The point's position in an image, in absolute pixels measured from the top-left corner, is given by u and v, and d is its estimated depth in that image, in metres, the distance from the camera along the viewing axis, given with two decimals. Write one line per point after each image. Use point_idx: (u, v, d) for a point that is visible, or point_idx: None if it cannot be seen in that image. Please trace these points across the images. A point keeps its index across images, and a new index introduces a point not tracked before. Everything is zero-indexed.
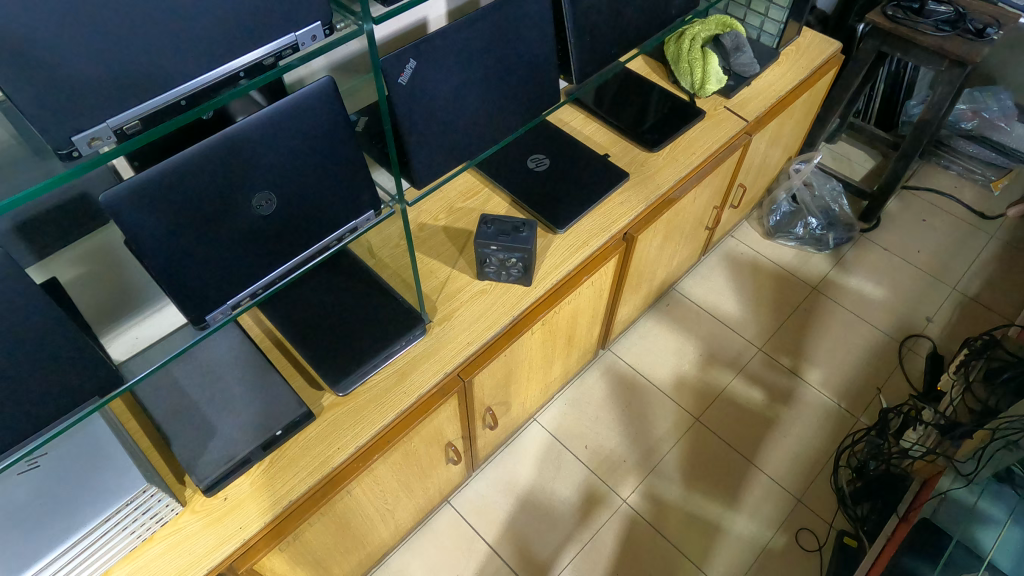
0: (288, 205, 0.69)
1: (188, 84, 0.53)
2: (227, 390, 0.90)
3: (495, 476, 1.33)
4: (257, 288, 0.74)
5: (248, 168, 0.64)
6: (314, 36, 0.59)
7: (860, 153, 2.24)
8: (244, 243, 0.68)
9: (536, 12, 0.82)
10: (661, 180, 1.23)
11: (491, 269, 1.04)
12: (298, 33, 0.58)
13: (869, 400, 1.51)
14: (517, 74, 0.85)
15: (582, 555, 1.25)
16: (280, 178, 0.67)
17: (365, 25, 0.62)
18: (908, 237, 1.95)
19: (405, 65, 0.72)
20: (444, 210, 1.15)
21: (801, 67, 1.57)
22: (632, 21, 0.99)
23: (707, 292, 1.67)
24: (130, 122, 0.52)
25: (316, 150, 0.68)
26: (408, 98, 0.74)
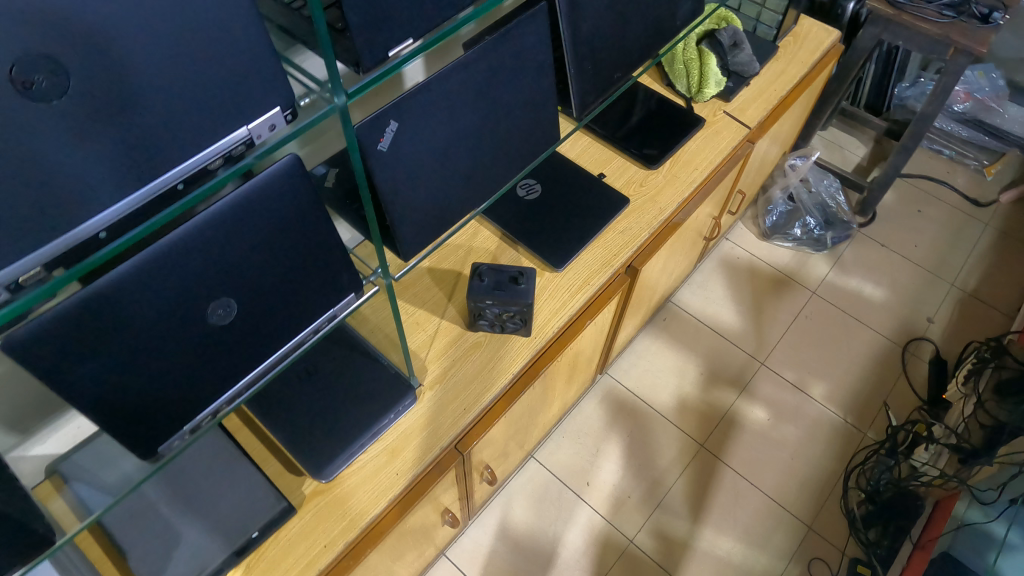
0: (250, 306, 0.57)
1: (108, 212, 0.40)
2: (194, 487, 0.78)
3: (493, 522, 1.25)
4: (224, 402, 0.61)
5: (195, 275, 0.51)
6: (274, 125, 0.47)
7: (851, 141, 2.16)
8: (200, 358, 0.55)
9: (532, 44, 0.70)
10: (664, 203, 1.12)
11: (484, 323, 0.93)
12: (253, 125, 0.45)
13: (875, 413, 1.47)
14: (512, 117, 0.73)
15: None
16: (239, 279, 0.54)
17: (337, 98, 0.50)
18: (904, 230, 1.88)
19: (386, 127, 0.59)
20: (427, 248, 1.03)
21: (801, 62, 1.46)
22: (636, 40, 0.87)
23: (704, 303, 1.59)
24: (29, 271, 0.39)
25: (279, 241, 0.55)
26: (391, 162, 0.62)
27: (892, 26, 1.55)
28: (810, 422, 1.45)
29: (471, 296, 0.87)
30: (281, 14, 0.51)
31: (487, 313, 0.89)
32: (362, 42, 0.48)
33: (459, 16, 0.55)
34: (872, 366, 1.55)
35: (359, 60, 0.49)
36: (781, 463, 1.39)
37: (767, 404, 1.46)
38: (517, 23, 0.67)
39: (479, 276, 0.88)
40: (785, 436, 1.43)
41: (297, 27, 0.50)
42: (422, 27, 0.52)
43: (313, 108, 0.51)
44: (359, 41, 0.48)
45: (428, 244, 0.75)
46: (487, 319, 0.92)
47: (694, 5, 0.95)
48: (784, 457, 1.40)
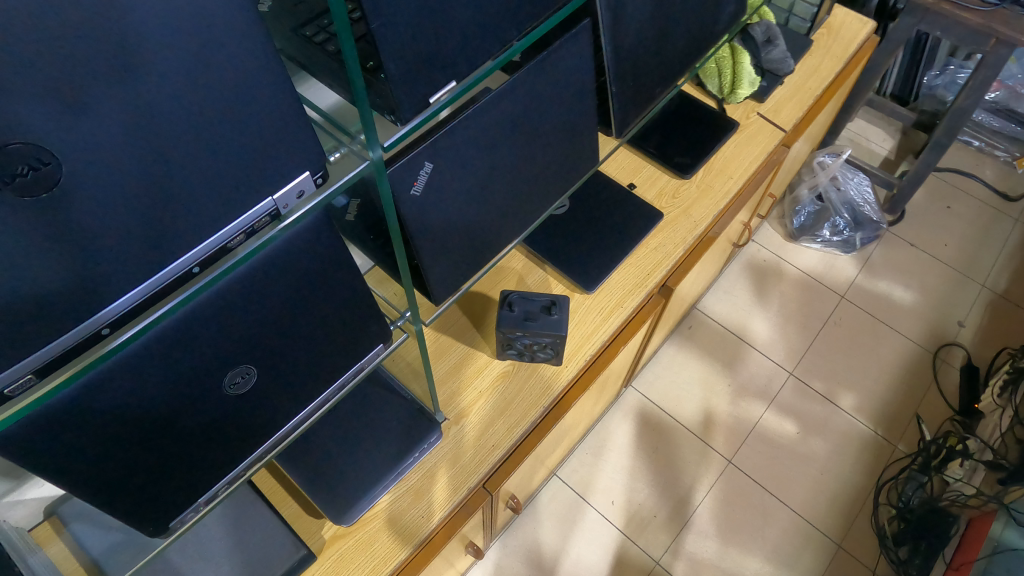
0: (272, 374, 0.51)
1: (109, 309, 0.35)
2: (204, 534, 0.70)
3: (518, 543, 1.21)
4: (240, 471, 0.55)
5: (215, 353, 0.44)
6: (302, 192, 0.41)
7: (877, 133, 2.07)
8: (211, 434, 0.49)
9: (573, 64, 0.63)
10: (698, 216, 1.06)
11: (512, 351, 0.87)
12: (279, 194, 0.39)
13: (905, 424, 1.44)
14: (550, 144, 0.67)
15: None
16: (266, 347, 0.48)
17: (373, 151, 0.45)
18: (933, 227, 1.81)
19: (420, 169, 0.53)
20: None
21: (836, 57, 1.38)
22: (677, 50, 0.80)
23: (729, 309, 1.54)
24: (17, 380, 0.33)
25: (309, 301, 0.48)
26: (425, 205, 0.56)
27: (930, 16, 1.46)
28: (840, 434, 1.42)
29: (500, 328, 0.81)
30: (299, 48, 0.44)
31: (517, 345, 0.84)
32: (398, 87, 0.41)
33: (508, 48, 0.48)
34: (902, 375, 1.51)
35: (397, 108, 0.43)
36: (809, 479, 1.36)
37: (796, 417, 1.42)
38: (558, 44, 0.60)
39: (507, 304, 0.82)
40: (813, 450, 1.39)
41: (319, 66, 0.44)
42: (467, 65, 0.45)
43: (347, 162, 0.46)
44: (395, 87, 0.41)
45: (459, 285, 0.69)
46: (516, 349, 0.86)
47: (736, 8, 0.88)
48: (812, 473, 1.36)
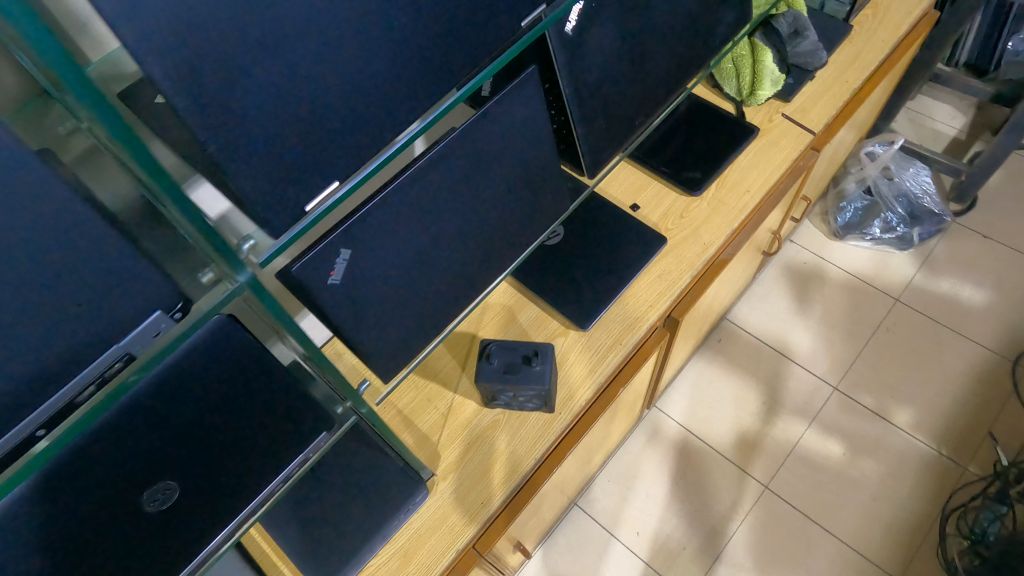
0: (194, 483, 0.49)
1: None
2: None
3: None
4: None
5: (113, 464, 0.47)
6: (157, 331, 0.40)
7: (944, 111, 1.87)
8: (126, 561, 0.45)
9: (519, 118, 0.59)
10: (709, 237, 0.97)
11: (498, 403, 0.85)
12: (129, 339, 0.39)
13: (975, 444, 1.29)
14: (502, 201, 0.62)
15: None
16: (179, 455, 0.49)
17: (239, 276, 0.41)
18: (1013, 216, 1.61)
19: (336, 258, 0.50)
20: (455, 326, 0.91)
21: (882, 39, 1.23)
22: (660, 75, 0.72)
23: (766, 319, 1.43)
24: None
25: (216, 408, 0.51)
26: (352, 291, 0.53)
27: None
28: (895, 455, 1.28)
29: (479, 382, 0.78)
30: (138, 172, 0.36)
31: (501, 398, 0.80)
32: (261, 198, 0.40)
33: (398, 142, 0.48)
34: (970, 388, 1.35)
35: (262, 216, 0.40)
36: (859, 506, 1.24)
37: (843, 436, 1.30)
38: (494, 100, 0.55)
39: (486, 357, 0.78)
40: (863, 473, 1.27)
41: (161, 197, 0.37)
42: (353, 157, 0.43)
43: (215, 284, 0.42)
44: (256, 198, 0.40)
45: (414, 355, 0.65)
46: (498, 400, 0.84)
47: (736, 16, 0.79)
48: (862, 499, 1.24)
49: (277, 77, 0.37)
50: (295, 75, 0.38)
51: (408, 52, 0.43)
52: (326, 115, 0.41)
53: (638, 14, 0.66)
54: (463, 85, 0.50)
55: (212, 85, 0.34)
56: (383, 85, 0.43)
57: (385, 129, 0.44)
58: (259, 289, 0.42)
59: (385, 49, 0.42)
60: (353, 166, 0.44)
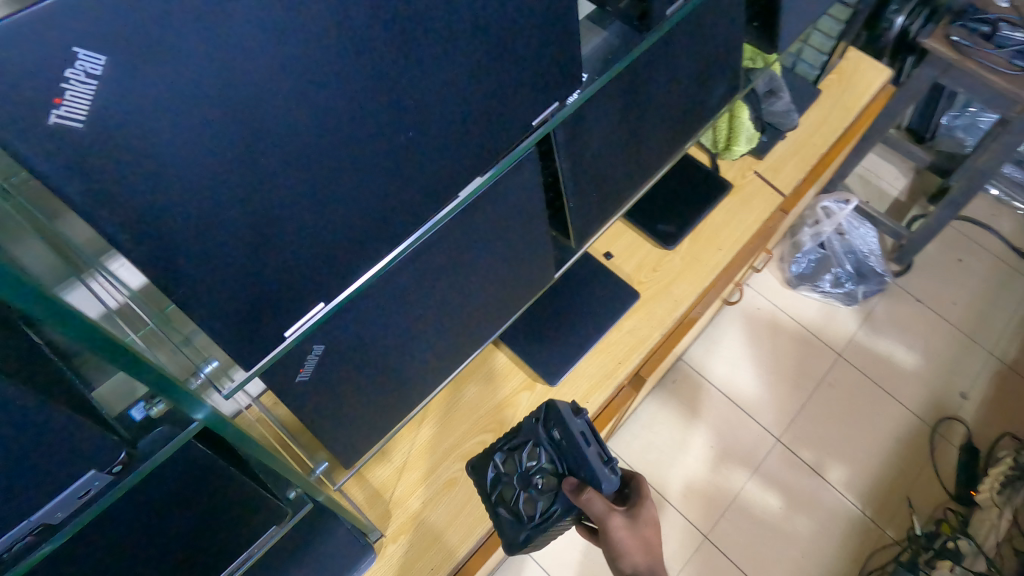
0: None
1: None
2: None
3: None
4: None
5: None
6: (87, 490, 0.34)
7: (888, 171, 1.99)
8: None
9: (514, 201, 0.52)
10: (680, 293, 0.96)
11: (524, 453, 0.67)
12: (41, 514, 0.32)
13: (896, 508, 1.35)
14: (495, 277, 0.59)
15: (631, 532, 0.65)
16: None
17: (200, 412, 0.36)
18: (943, 284, 1.72)
19: (306, 356, 0.45)
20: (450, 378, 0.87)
21: (843, 108, 1.29)
22: (656, 145, 0.71)
23: (717, 364, 1.45)
24: None
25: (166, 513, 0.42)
26: (316, 385, 0.47)
27: (953, 70, 1.39)
28: (825, 512, 1.33)
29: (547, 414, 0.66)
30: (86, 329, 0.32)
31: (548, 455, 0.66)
32: (250, 287, 0.36)
33: (399, 251, 0.45)
34: (897, 449, 1.42)
35: (224, 316, 0.37)
36: (791, 561, 1.27)
37: (781, 489, 1.34)
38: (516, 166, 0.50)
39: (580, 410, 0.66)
40: (797, 528, 1.30)
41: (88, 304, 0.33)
42: (363, 230, 0.41)
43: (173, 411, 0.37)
44: (238, 287, 0.35)
45: (373, 440, 0.60)
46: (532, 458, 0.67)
47: (727, 90, 0.78)
48: (794, 553, 1.28)
49: (285, 151, 0.33)
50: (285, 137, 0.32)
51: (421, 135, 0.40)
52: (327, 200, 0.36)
53: (649, 92, 0.63)
54: (476, 179, 0.47)
55: (189, 195, 0.30)
56: (394, 166, 0.40)
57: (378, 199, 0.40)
58: (219, 423, 0.38)
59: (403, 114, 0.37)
60: (348, 257, 0.41)
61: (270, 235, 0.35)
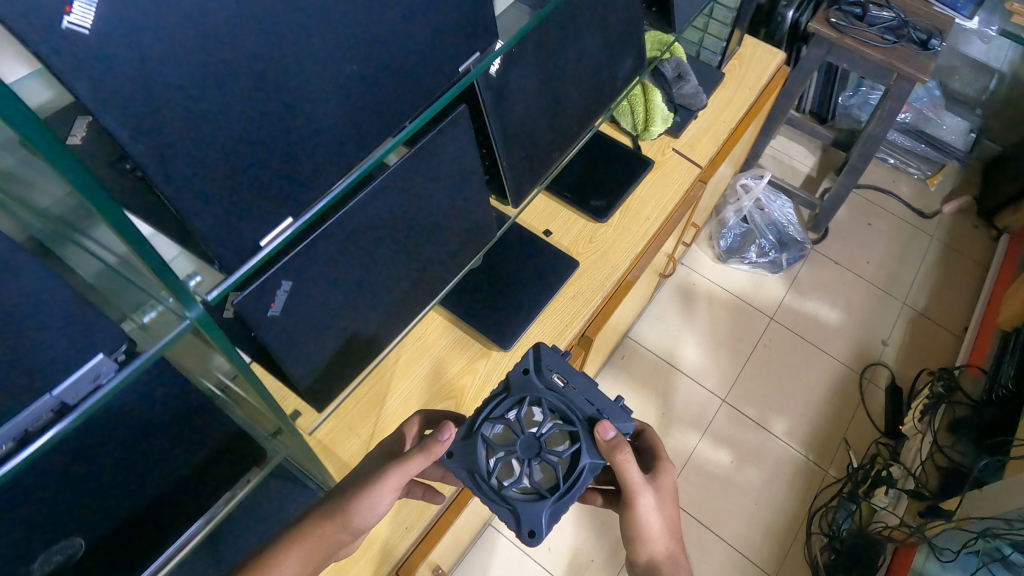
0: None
1: None
2: None
3: None
4: None
5: (46, 471, 0.49)
6: (97, 375, 0.42)
7: (798, 151, 2.16)
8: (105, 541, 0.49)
9: (453, 150, 0.60)
10: (616, 261, 1.04)
11: (524, 413, 0.69)
12: (61, 389, 0.40)
13: (835, 450, 1.46)
14: (440, 230, 0.65)
15: (657, 514, 0.83)
16: (91, 498, 0.50)
17: (191, 309, 0.40)
18: (856, 247, 1.87)
19: (277, 289, 0.50)
20: (404, 354, 0.92)
21: (747, 89, 1.41)
22: (576, 111, 0.78)
23: (661, 336, 1.54)
24: None
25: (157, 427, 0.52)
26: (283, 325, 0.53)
27: (835, 48, 1.55)
28: (773, 461, 1.42)
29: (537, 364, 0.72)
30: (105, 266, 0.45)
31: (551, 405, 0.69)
32: (224, 218, 0.41)
33: (341, 183, 0.49)
34: (831, 398, 1.53)
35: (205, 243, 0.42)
36: (745, 510, 1.36)
37: (731, 444, 1.42)
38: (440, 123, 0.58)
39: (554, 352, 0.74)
40: (748, 478, 1.39)
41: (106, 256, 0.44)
42: (314, 174, 0.46)
43: (167, 319, 0.44)
44: (216, 218, 0.41)
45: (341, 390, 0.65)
46: (534, 416, 0.69)
47: (633, 64, 0.86)
48: (748, 502, 1.37)
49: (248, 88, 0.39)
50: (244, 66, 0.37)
51: (361, 86, 0.46)
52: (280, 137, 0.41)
53: (562, 60, 0.71)
54: (411, 121, 0.52)
55: (173, 117, 0.36)
56: (338, 112, 0.45)
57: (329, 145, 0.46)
58: (207, 325, 0.41)
59: (341, 63, 0.43)
60: (298, 197, 0.46)
61: (237, 173, 0.40)
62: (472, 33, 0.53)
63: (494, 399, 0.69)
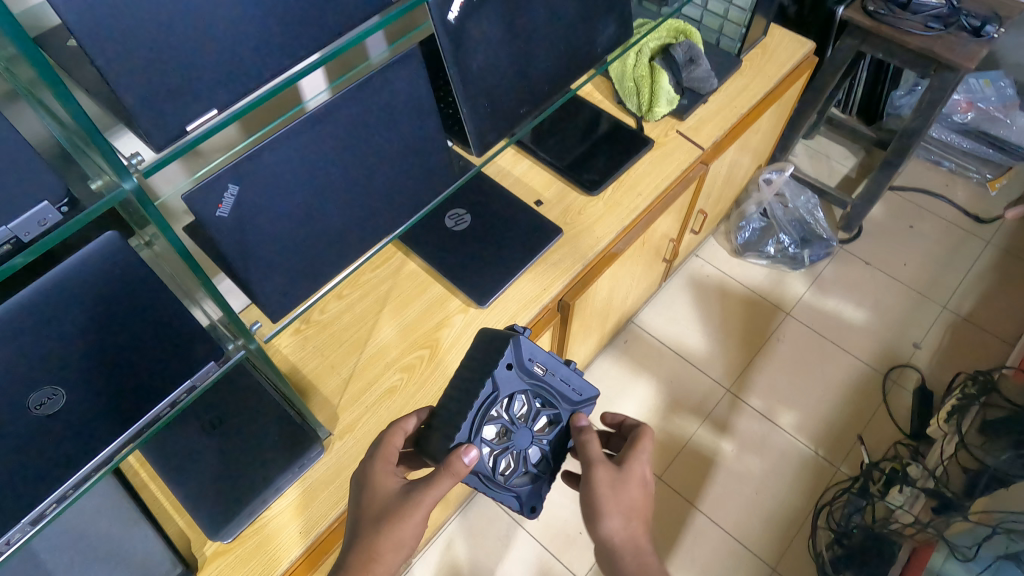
0: (83, 399, 0.55)
1: None
2: (91, 552, 0.72)
3: (451, 554, 1.33)
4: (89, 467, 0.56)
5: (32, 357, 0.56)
6: (43, 219, 0.46)
7: (838, 151, 2.10)
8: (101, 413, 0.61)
9: (402, 88, 0.68)
10: (601, 232, 1.07)
11: (516, 408, 0.72)
12: (16, 224, 0.45)
13: (848, 448, 1.41)
14: (390, 166, 0.72)
15: (612, 491, 0.69)
16: None
17: (126, 183, 0.49)
18: (894, 248, 1.80)
19: (224, 193, 0.60)
20: (386, 302, 1.00)
21: (767, 75, 1.38)
22: (544, 70, 0.82)
23: (669, 324, 1.57)
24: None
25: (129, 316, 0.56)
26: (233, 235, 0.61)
27: (871, 37, 1.51)
28: (777, 453, 1.40)
29: (518, 356, 0.71)
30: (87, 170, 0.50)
31: (544, 397, 0.73)
32: (161, 115, 0.48)
33: (266, 87, 0.54)
34: (848, 395, 1.49)
35: (147, 131, 0.49)
36: (743, 498, 1.34)
37: (732, 433, 1.42)
38: (382, 69, 0.65)
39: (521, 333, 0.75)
40: (748, 468, 1.38)
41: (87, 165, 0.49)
42: (248, 84, 0.53)
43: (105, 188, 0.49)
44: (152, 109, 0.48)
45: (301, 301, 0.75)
46: (522, 410, 0.72)
47: (616, 30, 0.89)
48: (747, 491, 1.35)
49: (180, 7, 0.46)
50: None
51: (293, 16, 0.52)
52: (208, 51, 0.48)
53: (526, 19, 0.75)
54: (343, 38, 0.57)
55: (109, 23, 0.43)
56: (270, 37, 0.52)
57: (263, 66, 0.53)
58: (142, 197, 0.50)
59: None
60: (231, 100, 0.52)
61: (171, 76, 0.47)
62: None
63: (485, 403, 0.70)
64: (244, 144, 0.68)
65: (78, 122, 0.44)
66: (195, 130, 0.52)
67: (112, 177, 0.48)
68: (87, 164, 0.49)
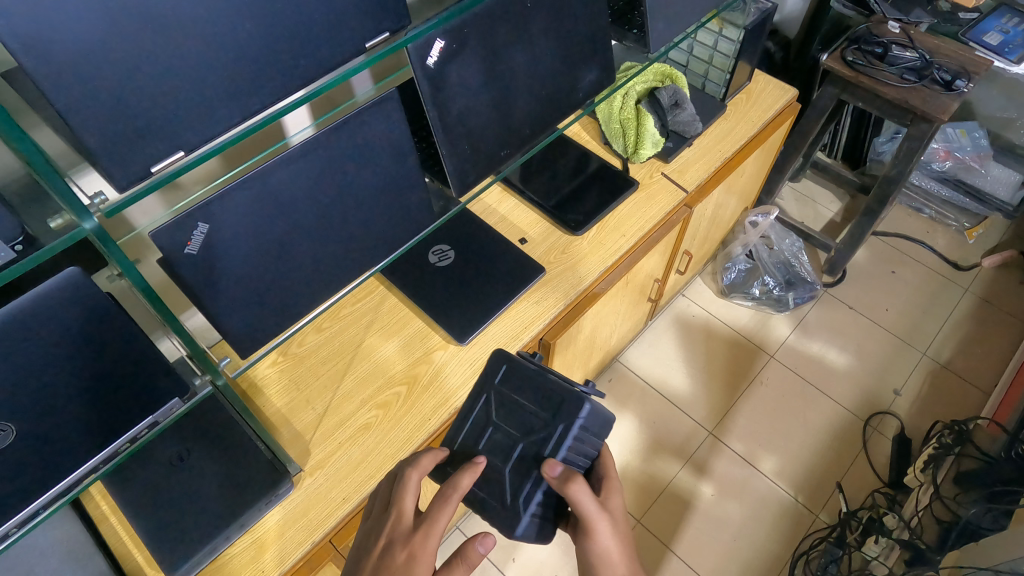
0: (29, 437, 0.52)
1: None
2: None
3: None
4: (37, 505, 0.53)
5: None
6: None
7: (823, 194, 2.13)
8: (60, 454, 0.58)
9: (381, 129, 0.67)
10: (584, 272, 1.07)
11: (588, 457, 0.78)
12: None
13: (828, 494, 1.40)
14: (368, 203, 0.72)
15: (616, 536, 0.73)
16: None
17: (87, 222, 0.48)
18: (875, 293, 1.81)
19: (194, 230, 0.59)
20: (364, 335, 0.99)
21: (752, 120, 1.40)
22: (525, 112, 0.82)
23: (653, 363, 1.56)
24: None
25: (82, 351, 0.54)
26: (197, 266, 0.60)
27: (850, 87, 1.54)
28: (757, 498, 1.38)
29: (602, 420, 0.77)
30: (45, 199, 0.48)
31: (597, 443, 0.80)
32: (122, 150, 0.47)
33: (233, 129, 0.53)
34: (828, 440, 1.48)
35: (108, 171, 0.48)
36: (722, 545, 1.32)
37: (713, 477, 1.40)
38: (360, 112, 0.65)
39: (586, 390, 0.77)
40: (727, 514, 1.36)
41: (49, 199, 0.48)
42: (217, 126, 0.52)
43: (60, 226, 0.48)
44: (113, 147, 0.47)
45: (275, 336, 0.74)
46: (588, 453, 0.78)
47: (598, 76, 0.90)
48: (725, 538, 1.33)
49: (145, 49, 0.45)
50: (134, 26, 0.44)
51: (264, 60, 0.52)
52: (172, 90, 0.48)
53: (507, 63, 0.75)
54: (318, 80, 0.57)
55: (66, 61, 0.42)
56: (239, 81, 0.51)
57: (231, 107, 0.52)
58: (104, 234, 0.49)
59: (243, 36, 0.49)
60: (198, 141, 0.51)
61: (136, 115, 0.47)
62: (381, 14, 0.57)
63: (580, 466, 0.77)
64: (221, 179, 0.67)
65: (32, 162, 0.43)
66: (160, 170, 0.51)
67: (72, 215, 0.47)
68: (48, 200, 0.48)
